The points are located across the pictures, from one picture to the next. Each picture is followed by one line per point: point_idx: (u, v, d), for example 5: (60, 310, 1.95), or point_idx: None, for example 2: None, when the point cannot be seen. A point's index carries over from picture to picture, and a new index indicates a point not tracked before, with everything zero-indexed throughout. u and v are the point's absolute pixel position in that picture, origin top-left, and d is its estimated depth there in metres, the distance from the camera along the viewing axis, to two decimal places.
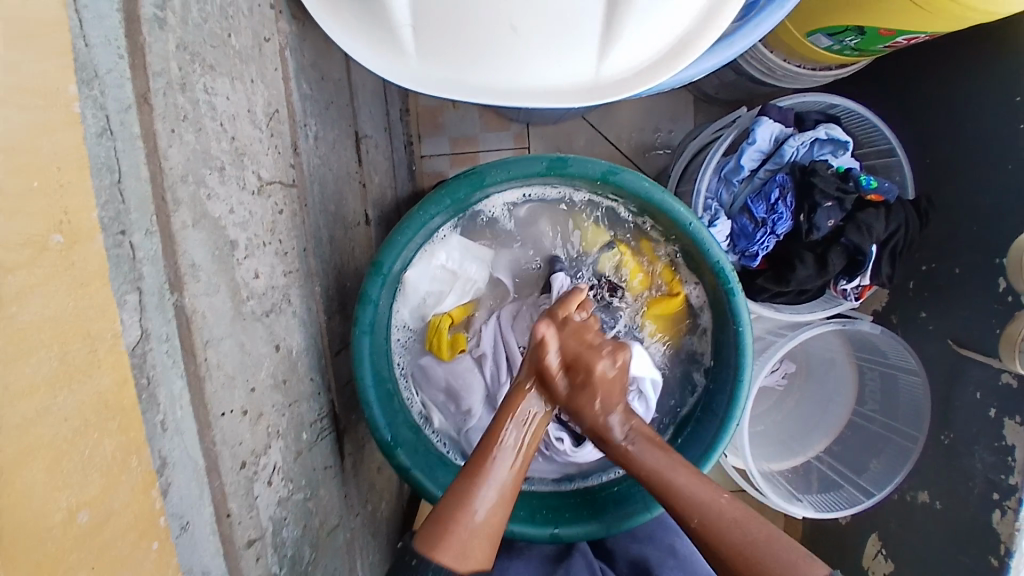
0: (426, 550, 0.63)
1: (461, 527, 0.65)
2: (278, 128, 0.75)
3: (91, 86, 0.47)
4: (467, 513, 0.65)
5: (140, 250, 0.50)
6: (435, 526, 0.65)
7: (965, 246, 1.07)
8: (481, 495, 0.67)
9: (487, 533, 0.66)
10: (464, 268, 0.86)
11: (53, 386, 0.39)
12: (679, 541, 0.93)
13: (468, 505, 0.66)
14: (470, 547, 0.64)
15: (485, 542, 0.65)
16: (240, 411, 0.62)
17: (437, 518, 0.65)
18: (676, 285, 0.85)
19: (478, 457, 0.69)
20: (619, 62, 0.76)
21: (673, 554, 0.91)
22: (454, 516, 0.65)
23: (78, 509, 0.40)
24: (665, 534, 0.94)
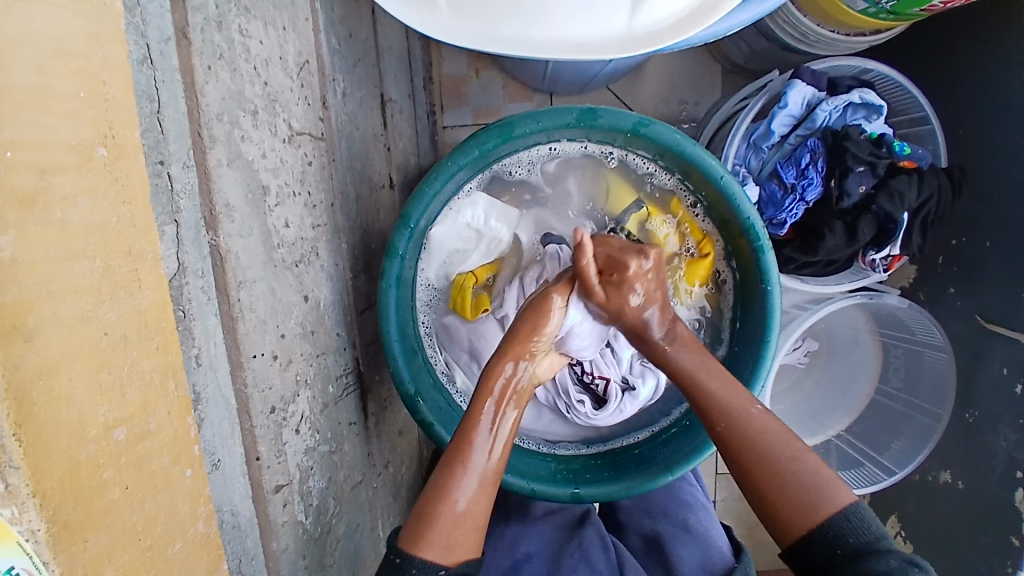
0: (407, 548, 0.63)
1: (440, 522, 0.64)
2: (308, 79, 0.74)
3: (134, 14, 0.47)
4: (445, 509, 0.65)
5: (178, 182, 0.50)
6: (416, 524, 0.64)
7: (998, 219, 1.04)
8: (458, 490, 0.66)
9: (468, 525, 0.65)
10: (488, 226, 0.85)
11: (100, 293, 0.39)
12: (692, 517, 0.90)
13: (447, 501, 0.65)
14: (451, 541, 0.64)
15: (468, 535, 0.65)
16: (271, 355, 0.61)
17: (417, 514, 0.65)
18: (705, 244, 0.83)
19: (454, 452, 0.69)
20: (652, 14, 0.75)
21: (687, 530, 0.88)
22: (435, 513, 0.65)
23: (115, 425, 0.40)
24: (680, 509, 0.92)
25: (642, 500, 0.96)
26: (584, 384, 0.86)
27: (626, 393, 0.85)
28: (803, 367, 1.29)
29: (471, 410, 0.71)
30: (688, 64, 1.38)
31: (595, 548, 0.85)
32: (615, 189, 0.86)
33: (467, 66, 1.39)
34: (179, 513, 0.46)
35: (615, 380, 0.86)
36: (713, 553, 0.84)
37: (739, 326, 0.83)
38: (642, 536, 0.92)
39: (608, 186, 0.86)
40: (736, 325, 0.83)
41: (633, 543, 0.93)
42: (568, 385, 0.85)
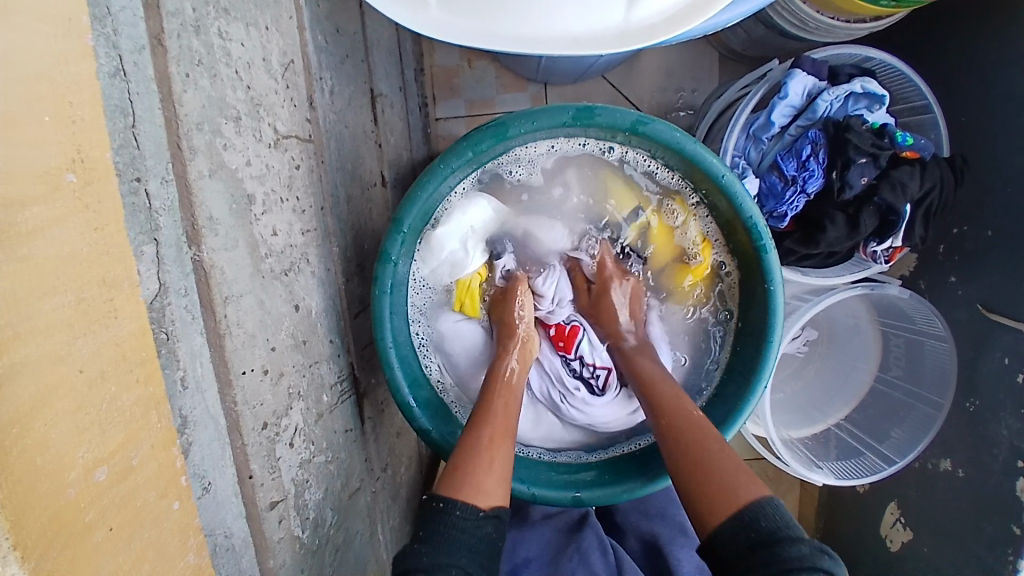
0: (447, 494, 0.63)
1: (473, 472, 0.64)
2: (294, 79, 0.71)
3: (104, 23, 0.44)
4: (477, 460, 0.66)
5: (157, 199, 0.48)
6: (452, 473, 0.65)
7: (1000, 208, 1.02)
8: (488, 446, 0.68)
9: (501, 476, 0.66)
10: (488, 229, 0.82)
11: (74, 327, 0.37)
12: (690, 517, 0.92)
13: (479, 455, 0.66)
14: (486, 487, 0.64)
15: (502, 485, 0.65)
16: (261, 370, 0.59)
17: (451, 466, 0.66)
18: (704, 251, 0.82)
19: (477, 418, 0.71)
20: (650, 6, 0.72)
21: (683, 531, 0.90)
22: (468, 465, 0.65)
23: (95, 465, 0.38)
24: (678, 512, 0.93)
25: (640, 502, 0.95)
26: (580, 375, 0.86)
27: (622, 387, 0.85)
28: (802, 355, 1.30)
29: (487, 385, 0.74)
30: (685, 50, 1.35)
31: (593, 552, 0.84)
32: (614, 190, 0.84)
33: (459, 56, 1.35)
34: (167, 545, 0.44)
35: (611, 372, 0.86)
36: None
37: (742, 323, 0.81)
38: (643, 535, 0.92)
39: (605, 183, 0.84)
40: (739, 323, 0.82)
41: (634, 542, 0.92)
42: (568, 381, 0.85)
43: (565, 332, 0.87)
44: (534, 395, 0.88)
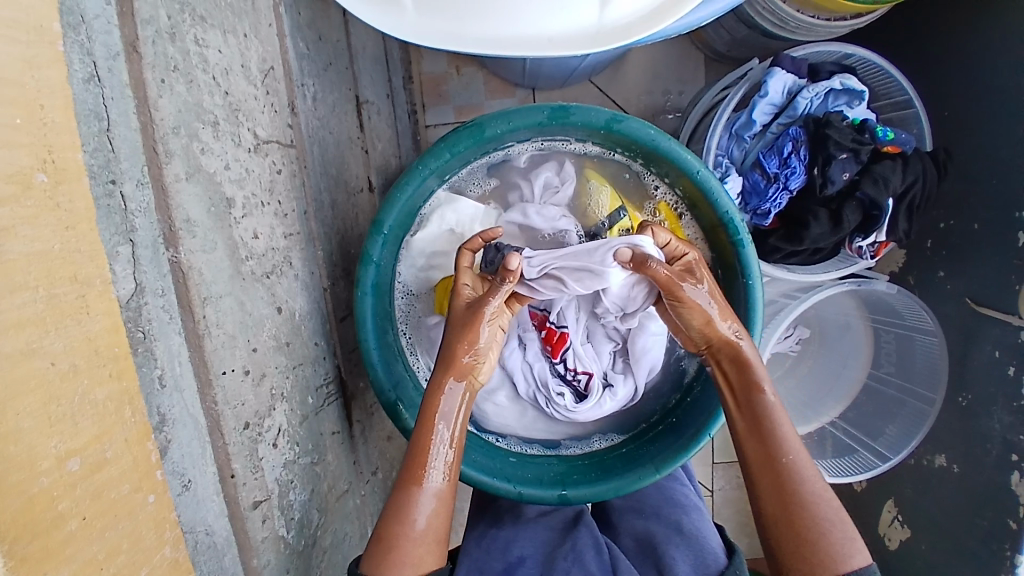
0: (372, 571, 0.63)
1: (402, 543, 0.64)
2: (274, 85, 0.72)
3: (78, 31, 0.46)
4: (404, 529, 0.65)
5: (132, 201, 0.49)
6: (376, 546, 0.65)
7: (984, 200, 1.03)
8: (417, 509, 0.66)
9: (430, 540, 0.65)
10: (470, 232, 0.82)
11: (45, 323, 0.38)
12: (686, 518, 0.90)
13: (407, 520, 0.65)
14: (416, 557, 0.64)
15: (431, 550, 0.66)
16: (242, 370, 0.60)
17: (377, 537, 0.65)
18: None
19: (409, 473, 0.67)
20: (623, 7, 0.73)
21: (679, 531, 0.88)
22: (397, 535, 0.64)
23: (68, 456, 0.39)
24: (672, 511, 0.93)
25: (636, 500, 0.97)
26: (565, 377, 0.83)
27: (606, 390, 0.83)
28: (795, 355, 1.29)
29: (421, 428, 0.68)
30: (670, 53, 1.36)
31: (587, 555, 0.83)
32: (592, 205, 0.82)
33: (447, 64, 1.37)
34: (143, 538, 0.45)
35: (596, 375, 0.83)
36: (706, 551, 0.83)
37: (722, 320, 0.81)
38: (636, 535, 0.92)
39: (585, 185, 0.83)
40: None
41: (630, 539, 0.92)
42: (547, 378, 0.83)
43: (554, 337, 0.83)
44: (517, 396, 0.85)
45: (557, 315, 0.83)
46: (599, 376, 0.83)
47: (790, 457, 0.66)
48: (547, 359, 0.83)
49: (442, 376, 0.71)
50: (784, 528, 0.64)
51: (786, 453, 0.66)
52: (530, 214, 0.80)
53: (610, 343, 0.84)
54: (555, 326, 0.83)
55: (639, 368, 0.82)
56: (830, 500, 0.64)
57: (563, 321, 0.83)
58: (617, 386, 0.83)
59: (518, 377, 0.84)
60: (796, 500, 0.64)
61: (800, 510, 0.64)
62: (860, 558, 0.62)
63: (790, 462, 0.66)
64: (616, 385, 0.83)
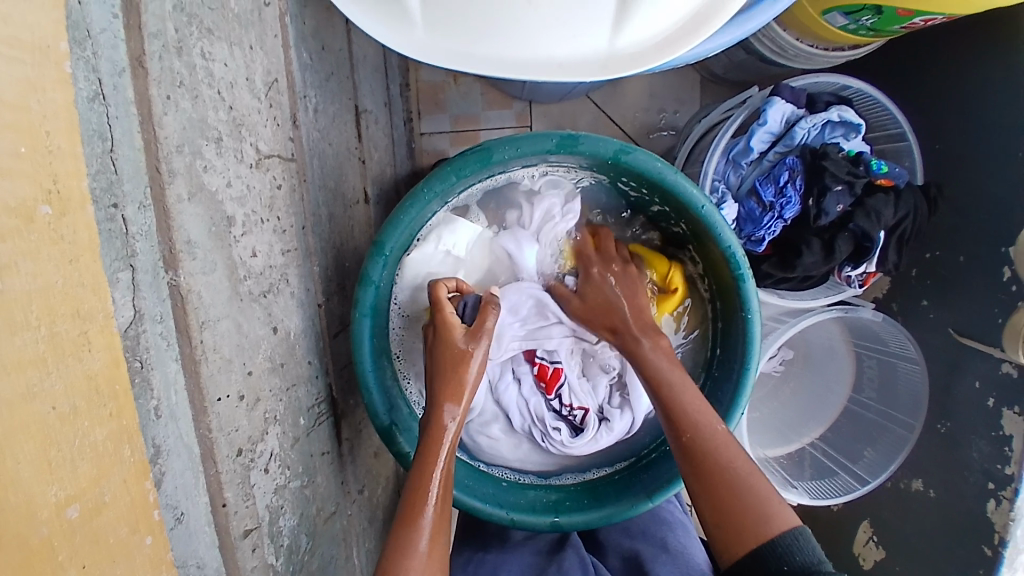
0: None
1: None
2: (277, 98, 0.70)
3: (84, 46, 0.43)
4: (409, 565, 0.62)
5: (134, 224, 0.47)
6: None
7: (970, 234, 1.05)
8: (418, 543, 0.63)
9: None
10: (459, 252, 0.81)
11: (46, 363, 0.35)
12: (672, 535, 0.91)
13: (406, 554, 0.62)
14: None
15: None
16: (237, 396, 0.58)
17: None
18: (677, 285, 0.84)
19: (408, 509, 0.65)
20: (635, 34, 0.73)
21: (665, 548, 0.89)
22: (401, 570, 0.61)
23: (66, 503, 0.37)
24: (658, 529, 0.93)
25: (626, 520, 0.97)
26: (561, 412, 0.84)
27: (602, 425, 0.83)
28: (779, 374, 1.31)
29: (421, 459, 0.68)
30: (667, 73, 1.37)
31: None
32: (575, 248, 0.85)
33: (444, 73, 1.36)
34: None
35: (592, 409, 0.84)
36: (692, 569, 0.85)
37: (717, 368, 0.82)
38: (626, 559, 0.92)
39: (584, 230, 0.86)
40: (715, 367, 0.82)
41: (618, 561, 0.92)
42: (543, 413, 0.83)
43: (548, 373, 0.84)
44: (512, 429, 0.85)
45: (549, 352, 0.85)
46: (595, 411, 0.84)
47: (689, 434, 0.68)
48: (541, 395, 0.84)
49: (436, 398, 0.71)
50: (706, 505, 0.65)
51: (684, 432, 0.68)
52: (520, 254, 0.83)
53: (606, 377, 0.86)
54: (547, 363, 0.85)
55: (638, 404, 0.84)
56: (741, 471, 0.65)
57: (555, 357, 0.85)
58: (614, 420, 0.83)
59: (513, 411, 0.84)
60: (706, 470, 0.66)
61: (713, 482, 0.65)
62: (780, 522, 0.61)
63: (691, 440, 0.68)
64: (613, 420, 0.83)
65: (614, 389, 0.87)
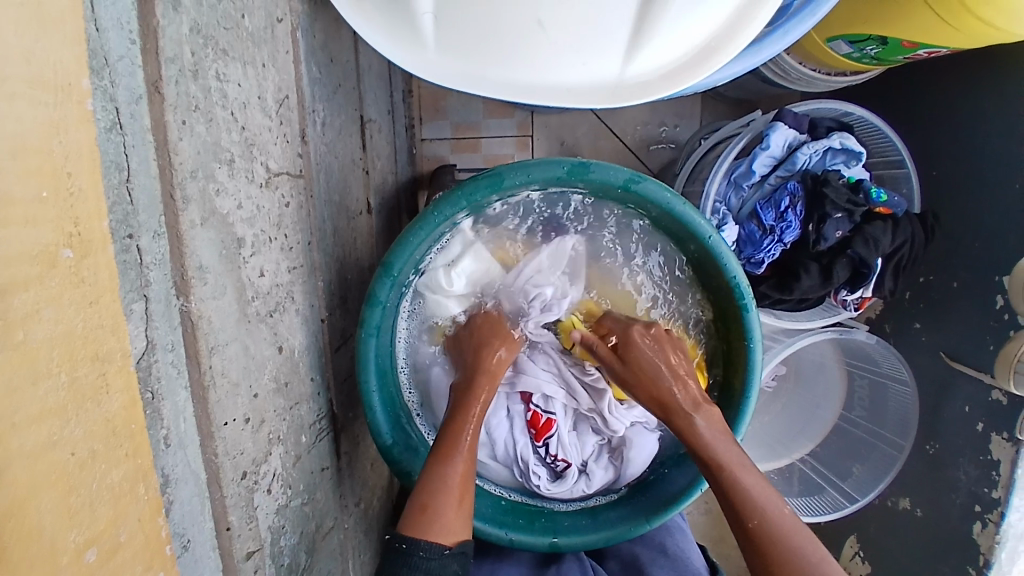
0: (410, 533, 0.65)
1: (443, 506, 0.66)
2: (287, 115, 0.70)
3: (102, 75, 0.42)
4: (446, 495, 0.67)
5: (148, 254, 0.46)
6: (420, 512, 0.66)
7: (964, 261, 1.07)
8: (453, 476, 0.69)
9: (466, 510, 0.68)
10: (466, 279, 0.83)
11: (65, 410, 0.35)
12: (670, 539, 0.89)
13: (443, 484, 0.68)
14: (454, 522, 0.67)
15: (462, 518, 0.68)
16: (243, 419, 0.58)
17: (421, 501, 0.67)
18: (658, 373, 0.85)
19: (446, 444, 0.71)
20: (646, 63, 0.74)
21: (663, 552, 0.87)
22: (437, 498, 0.67)
23: (86, 547, 0.36)
24: (656, 532, 0.91)
25: None
26: (545, 460, 0.84)
27: (581, 475, 0.85)
28: (771, 391, 1.34)
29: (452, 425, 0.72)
30: None
31: None
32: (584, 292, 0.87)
33: None
34: None
35: (576, 463, 0.84)
36: (689, 574, 0.83)
37: (718, 395, 0.83)
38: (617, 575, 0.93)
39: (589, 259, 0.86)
40: (714, 395, 0.83)
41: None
42: (527, 457, 0.83)
43: (540, 422, 0.83)
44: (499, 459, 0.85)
45: (544, 400, 0.84)
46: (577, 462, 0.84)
47: (756, 519, 0.64)
48: (529, 441, 0.84)
49: (489, 345, 0.78)
50: None
51: (751, 517, 0.64)
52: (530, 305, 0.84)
53: (596, 437, 0.86)
54: (541, 411, 0.84)
55: (622, 469, 0.85)
56: (816, 555, 0.60)
57: (550, 407, 0.84)
58: (593, 473, 0.85)
59: (500, 447, 0.84)
60: (777, 555, 0.61)
61: (785, 567, 0.60)
62: None
63: (758, 526, 0.63)
64: (594, 474, 0.84)
65: (601, 450, 0.86)
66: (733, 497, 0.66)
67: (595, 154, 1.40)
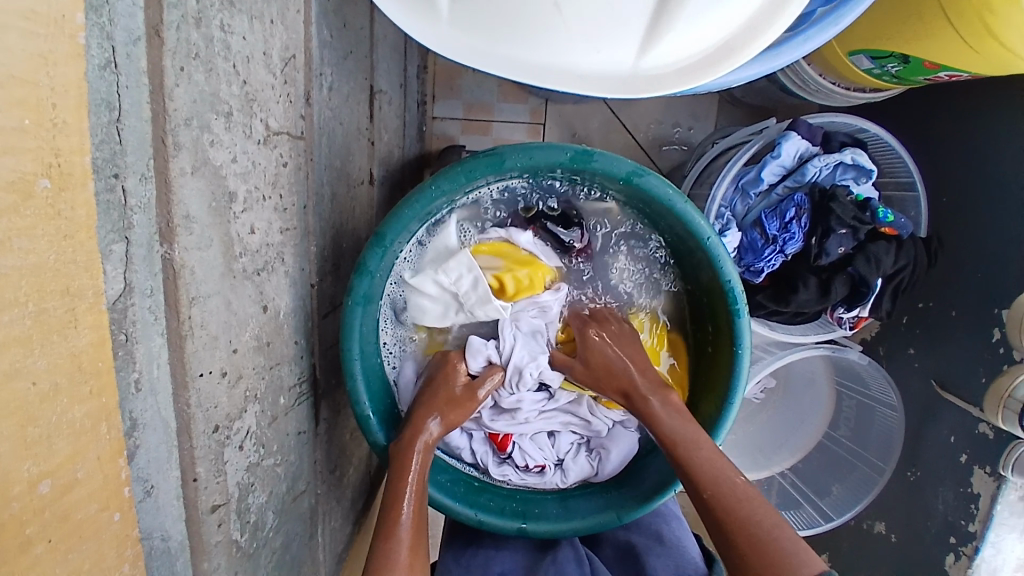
0: None
1: None
2: (292, 75, 0.69)
3: (100, 13, 0.42)
4: (392, 574, 0.66)
5: (133, 197, 0.47)
6: None
7: (962, 291, 1.06)
8: (395, 554, 0.67)
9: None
10: (471, 312, 0.80)
11: (30, 341, 0.35)
12: (667, 527, 0.89)
13: (388, 564, 0.66)
14: None
15: None
16: (219, 372, 0.58)
17: None
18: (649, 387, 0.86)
19: (386, 522, 0.69)
20: (660, 57, 0.72)
21: (659, 541, 0.86)
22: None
23: (40, 479, 0.37)
24: (652, 520, 0.90)
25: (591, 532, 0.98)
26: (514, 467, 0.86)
27: (557, 470, 0.87)
28: (759, 401, 1.30)
29: (399, 489, 0.71)
30: None
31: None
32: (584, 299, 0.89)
33: None
34: (105, 557, 0.43)
35: (550, 462, 0.87)
36: (685, 563, 0.82)
37: (702, 400, 0.83)
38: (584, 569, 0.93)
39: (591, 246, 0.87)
40: (701, 398, 0.83)
41: None
42: (492, 467, 0.86)
43: (500, 437, 0.86)
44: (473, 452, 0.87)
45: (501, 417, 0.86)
46: (550, 463, 0.87)
47: (709, 492, 0.69)
48: (492, 449, 0.87)
49: (421, 410, 0.77)
50: (738, 561, 0.65)
51: (704, 488, 0.69)
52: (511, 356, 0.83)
53: (572, 436, 0.88)
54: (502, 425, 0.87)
55: (599, 468, 0.86)
56: (769, 519, 0.65)
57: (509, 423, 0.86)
58: (567, 469, 0.86)
59: (465, 450, 0.87)
60: (729, 522, 0.66)
61: (737, 532, 0.65)
62: (815, 563, 0.60)
63: (711, 495, 0.69)
64: (568, 467, 0.86)
65: (578, 448, 0.88)
66: (691, 472, 0.71)
67: (606, 148, 1.39)
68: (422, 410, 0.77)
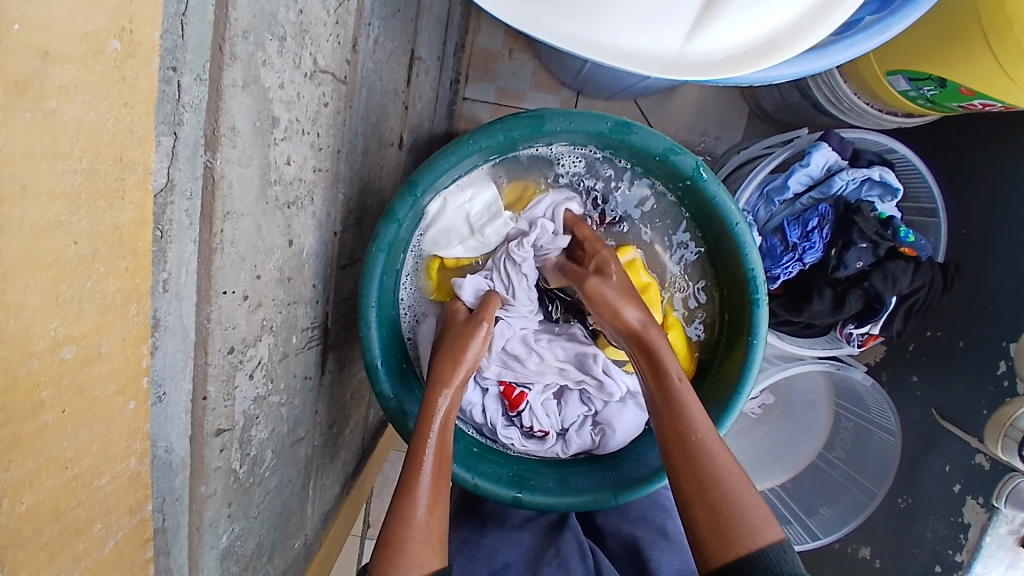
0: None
1: (409, 545, 0.64)
2: (344, 17, 0.70)
3: None
4: (410, 529, 0.65)
5: (186, 95, 0.47)
6: (383, 551, 0.64)
7: (972, 323, 1.07)
8: (415, 507, 0.66)
9: (434, 539, 0.66)
10: (483, 232, 0.84)
11: (78, 199, 0.35)
12: (671, 522, 0.90)
13: (405, 520, 0.65)
14: (423, 558, 0.64)
15: (435, 549, 0.65)
16: (241, 295, 0.58)
17: (383, 542, 0.65)
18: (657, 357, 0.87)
19: (406, 477, 0.69)
20: (707, 43, 0.72)
21: (664, 536, 0.88)
22: (400, 537, 0.64)
23: (63, 343, 0.36)
24: (658, 514, 0.91)
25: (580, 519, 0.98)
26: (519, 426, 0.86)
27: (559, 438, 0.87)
28: (756, 416, 1.29)
29: (420, 437, 0.71)
30: (719, 96, 1.36)
31: (521, 557, 0.85)
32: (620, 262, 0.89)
33: (502, 44, 1.35)
34: (112, 443, 0.43)
35: (553, 430, 0.86)
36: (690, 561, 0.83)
37: (710, 388, 0.83)
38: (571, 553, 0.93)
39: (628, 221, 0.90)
40: (709, 387, 0.83)
41: None
42: (498, 424, 0.86)
43: (513, 394, 0.86)
44: (476, 416, 0.87)
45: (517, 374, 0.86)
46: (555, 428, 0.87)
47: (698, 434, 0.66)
48: (502, 409, 0.87)
49: (447, 361, 0.77)
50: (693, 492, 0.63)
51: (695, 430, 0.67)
52: (516, 289, 0.85)
53: (581, 407, 0.87)
54: (515, 384, 0.87)
55: (601, 443, 0.85)
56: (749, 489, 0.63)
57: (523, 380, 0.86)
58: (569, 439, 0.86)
59: (473, 409, 0.87)
60: (705, 471, 0.64)
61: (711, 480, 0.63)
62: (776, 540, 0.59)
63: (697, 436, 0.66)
64: (570, 437, 0.87)
65: (584, 421, 0.88)
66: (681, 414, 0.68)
67: None
68: (442, 360, 0.78)
